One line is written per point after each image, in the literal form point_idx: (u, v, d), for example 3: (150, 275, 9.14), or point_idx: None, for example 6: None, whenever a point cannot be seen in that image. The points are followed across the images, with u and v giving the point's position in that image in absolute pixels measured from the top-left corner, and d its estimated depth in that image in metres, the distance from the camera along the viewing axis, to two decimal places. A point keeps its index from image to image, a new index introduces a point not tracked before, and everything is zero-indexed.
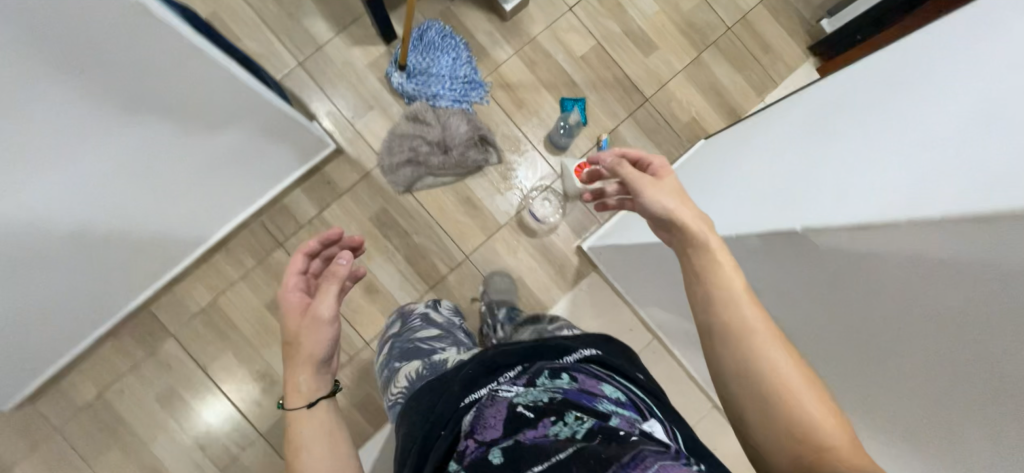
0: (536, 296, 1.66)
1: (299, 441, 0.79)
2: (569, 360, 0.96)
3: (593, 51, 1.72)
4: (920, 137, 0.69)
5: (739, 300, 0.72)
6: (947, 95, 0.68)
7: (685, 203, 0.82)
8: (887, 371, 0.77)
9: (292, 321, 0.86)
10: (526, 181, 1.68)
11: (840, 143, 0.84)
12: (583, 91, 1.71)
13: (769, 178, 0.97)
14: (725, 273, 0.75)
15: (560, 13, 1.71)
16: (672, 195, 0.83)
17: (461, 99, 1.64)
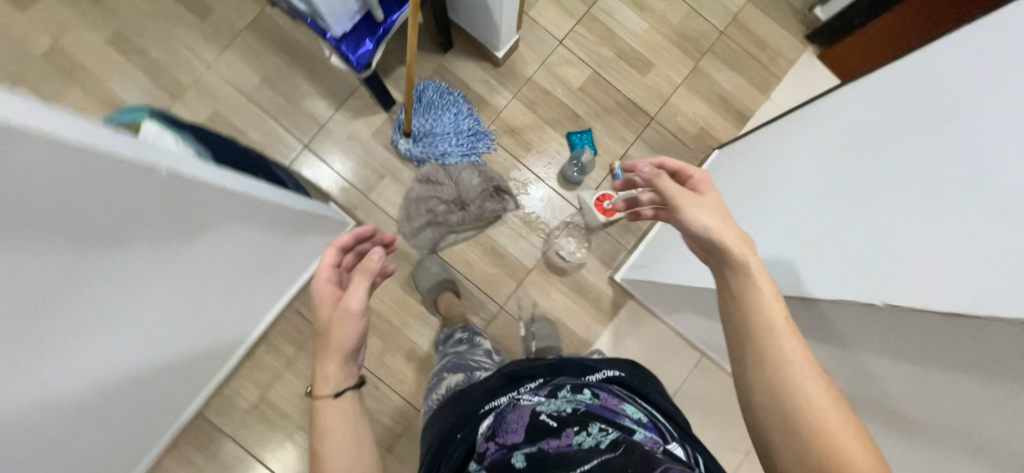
0: (577, 334, 1.64)
1: (328, 444, 0.70)
2: (593, 378, 0.90)
3: (590, 80, 1.72)
4: (956, 198, 0.68)
5: (783, 337, 0.63)
6: (982, 152, 0.67)
7: (728, 222, 0.71)
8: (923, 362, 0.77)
9: (323, 312, 0.77)
10: (547, 221, 1.68)
11: (872, 186, 0.83)
12: (588, 121, 1.71)
13: (804, 216, 0.97)
14: (767, 305, 0.65)
15: (551, 49, 1.72)
16: (716, 213, 0.72)
17: (470, 152, 1.65)
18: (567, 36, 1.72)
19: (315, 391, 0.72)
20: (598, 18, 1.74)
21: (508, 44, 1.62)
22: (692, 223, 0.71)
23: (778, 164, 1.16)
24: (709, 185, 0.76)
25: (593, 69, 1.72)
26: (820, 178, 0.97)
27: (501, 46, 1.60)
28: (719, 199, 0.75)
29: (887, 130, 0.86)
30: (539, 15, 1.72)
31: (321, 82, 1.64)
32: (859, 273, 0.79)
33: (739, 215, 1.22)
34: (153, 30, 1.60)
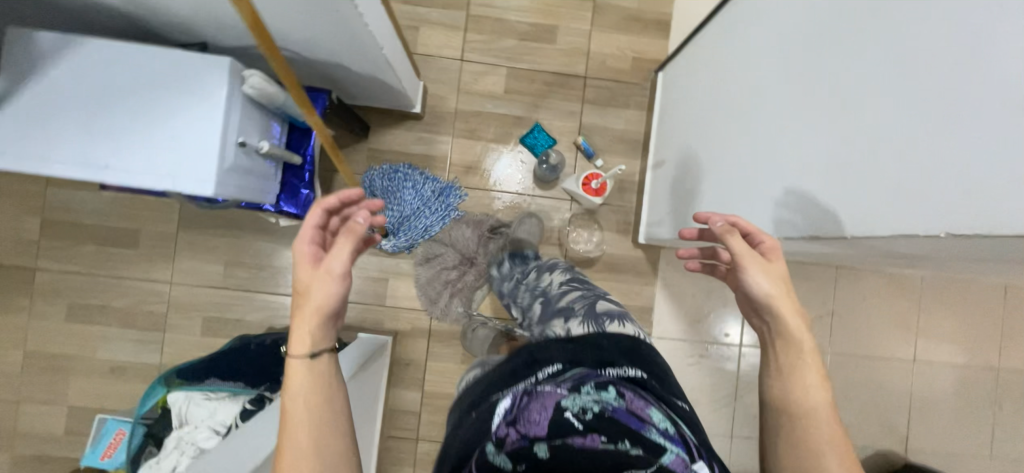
0: (636, 305, 1.66)
1: (301, 407, 0.73)
2: (610, 374, 0.78)
3: (510, 78, 1.65)
4: (916, 132, 0.65)
5: (817, 417, 0.73)
6: (950, 79, 0.61)
7: (790, 295, 0.80)
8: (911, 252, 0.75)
9: (304, 273, 0.79)
10: (551, 226, 1.66)
11: (846, 114, 0.79)
12: (531, 116, 1.65)
13: (788, 142, 0.93)
14: (810, 385, 0.75)
15: (457, 72, 1.64)
16: (778, 281, 0.80)
17: (448, 211, 1.56)
18: (464, 51, 1.64)
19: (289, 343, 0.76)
20: (481, 15, 1.65)
21: (417, 94, 1.55)
22: (758, 287, 0.80)
23: (751, 79, 1.08)
24: (773, 251, 0.83)
25: (506, 66, 1.65)
26: (799, 101, 0.91)
27: (413, 101, 1.53)
28: (783, 265, 0.83)
29: (862, 41, 0.77)
30: (427, 47, 1.64)
31: (277, 233, 1.59)
32: (834, 209, 0.80)
33: (724, 139, 1.19)
34: (104, 284, 1.56)
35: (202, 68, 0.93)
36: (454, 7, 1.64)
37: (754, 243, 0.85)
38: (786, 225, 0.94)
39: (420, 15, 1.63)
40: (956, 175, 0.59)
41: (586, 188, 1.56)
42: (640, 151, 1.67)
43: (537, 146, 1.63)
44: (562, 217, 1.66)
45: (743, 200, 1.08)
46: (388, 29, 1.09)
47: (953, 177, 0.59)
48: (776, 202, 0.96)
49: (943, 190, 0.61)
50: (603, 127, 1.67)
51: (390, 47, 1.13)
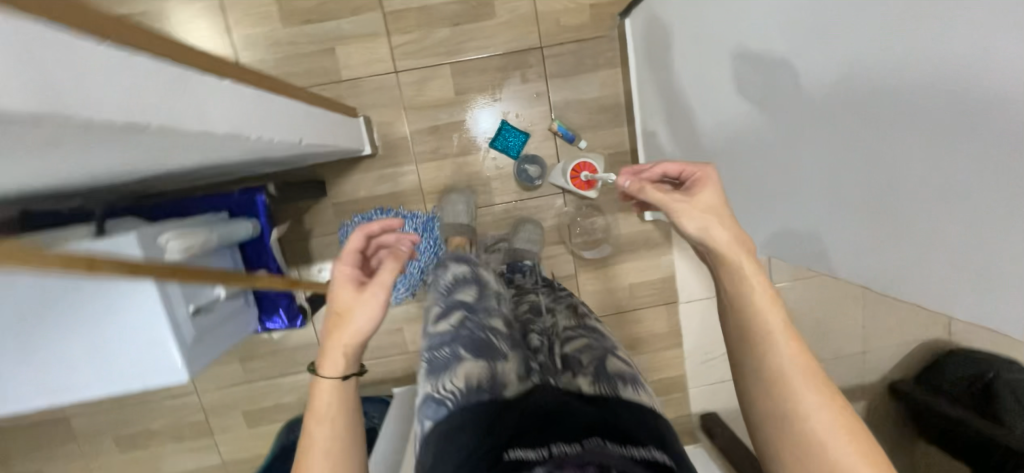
0: (658, 278, 1.59)
1: (328, 448, 0.64)
2: (629, 457, 0.55)
3: (457, 76, 1.41)
4: (924, 200, 0.60)
5: (779, 342, 0.59)
6: (960, 163, 0.54)
7: (728, 225, 0.65)
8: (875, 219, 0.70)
9: (343, 294, 0.69)
10: (551, 223, 1.52)
11: (846, 142, 0.70)
12: (494, 113, 1.44)
13: (792, 145, 0.84)
14: (762, 310, 0.61)
15: (396, 88, 1.41)
16: (704, 213, 0.65)
17: (435, 242, 1.46)
18: (395, 61, 1.39)
19: (318, 362, 0.67)
20: (399, 10, 1.37)
21: (359, 136, 1.34)
22: (687, 235, 0.66)
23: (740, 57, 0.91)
24: (709, 180, 0.68)
25: (448, 63, 1.40)
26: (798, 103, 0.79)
27: (358, 145, 1.33)
28: (717, 192, 0.67)
29: (839, 61, 0.67)
30: (352, 69, 1.39)
31: (274, 334, 1.53)
32: (846, 233, 0.78)
33: (723, 112, 1.04)
34: (136, 410, 1.56)
35: (122, 294, 0.80)
36: (365, 9, 1.36)
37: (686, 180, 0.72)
38: (802, 227, 0.91)
39: (330, 33, 1.36)
40: (960, 263, 0.58)
41: (577, 182, 1.41)
42: (625, 115, 1.46)
43: (510, 148, 1.45)
44: (559, 214, 1.52)
45: (716, 74, 1.03)
46: (293, 114, 0.89)
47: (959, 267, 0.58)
48: (737, 67, 0.94)
49: (947, 271, 0.60)
50: (578, 101, 1.44)
51: (305, 130, 0.93)
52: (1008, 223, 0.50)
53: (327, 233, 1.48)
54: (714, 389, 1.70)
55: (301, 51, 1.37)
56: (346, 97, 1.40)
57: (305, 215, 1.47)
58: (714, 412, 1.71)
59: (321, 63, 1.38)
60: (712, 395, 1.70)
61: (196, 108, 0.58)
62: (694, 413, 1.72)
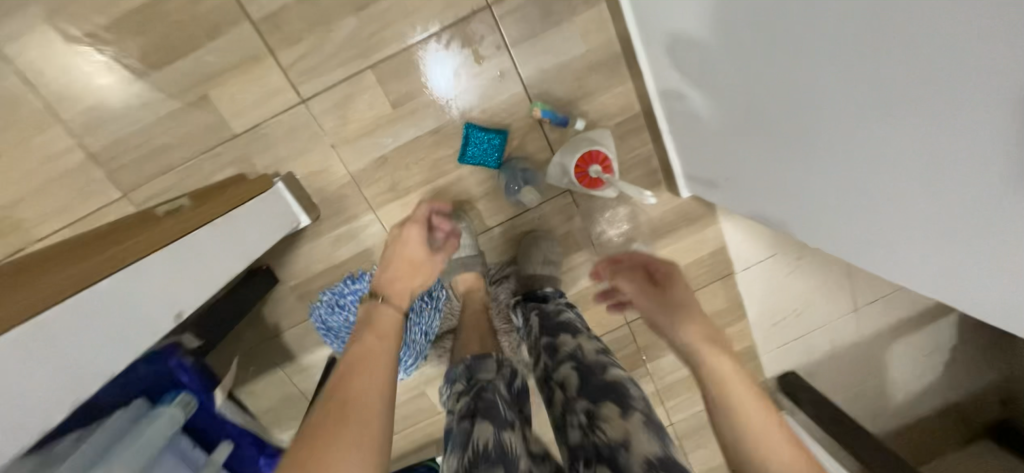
0: (707, 254, 1.29)
1: (356, 394, 0.63)
2: None
3: (387, 81, 1.02)
4: (902, 208, 0.54)
5: (774, 447, 0.60)
6: (938, 178, 0.47)
7: (689, 321, 0.74)
8: (845, 204, 0.64)
9: (408, 249, 0.96)
10: (564, 231, 1.19)
11: (812, 143, 0.62)
12: (452, 117, 1.06)
13: (751, 125, 0.74)
14: (750, 413, 0.62)
15: (312, 122, 1.02)
16: (666, 309, 0.77)
17: (431, 295, 1.19)
18: (298, 86, 1.00)
19: (386, 295, 0.87)
20: (276, 12, 0.95)
21: (283, 212, 1.01)
22: (654, 322, 0.79)
23: (687, 35, 0.77)
24: (672, 274, 0.83)
25: (368, 66, 1.00)
26: (755, 94, 0.68)
27: (285, 225, 1.01)
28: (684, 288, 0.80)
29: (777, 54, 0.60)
30: (245, 115, 1.00)
31: None
32: (816, 218, 0.73)
33: (679, 91, 0.91)
34: None
35: None
36: (229, 25, 0.95)
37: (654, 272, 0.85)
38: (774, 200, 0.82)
39: (196, 73, 0.97)
40: (953, 271, 0.54)
41: (585, 180, 1.05)
42: (626, 66, 1.06)
43: (487, 159, 1.09)
44: (570, 217, 1.18)
45: (654, 43, 0.91)
46: (244, 228, 0.90)
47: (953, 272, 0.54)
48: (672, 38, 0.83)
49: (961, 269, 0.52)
50: (557, 66, 1.05)
51: (259, 235, 0.94)
52: (999, 249, 0.46)
53: (298, 322, 1.19)
54: (788, 348, 1.48)
55: (167, 112, 0.99)
56: (253, 154, 1.03)
57: (264, 310, 1.17)
58: (792, 371, 1.51)
59: (199, 118, 0.99)
60: (788, 355, 1.49)
61: (143, 299, 0.66)
62: (770, 378, 1.52)
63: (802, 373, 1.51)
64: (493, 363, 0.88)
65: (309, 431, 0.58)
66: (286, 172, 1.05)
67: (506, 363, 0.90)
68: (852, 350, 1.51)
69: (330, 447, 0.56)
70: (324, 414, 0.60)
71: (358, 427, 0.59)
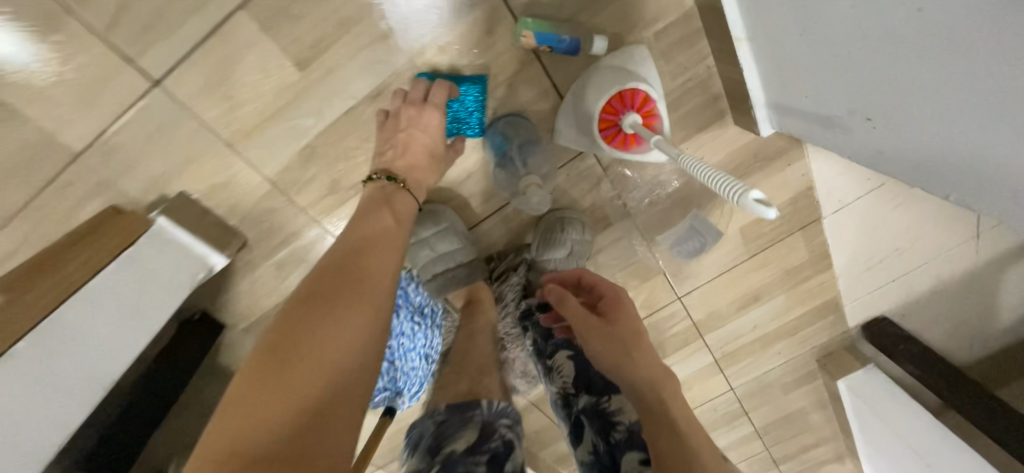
0: (789, 200, 0.93)
1: (360, 284, 0.53)
2: None
3: (278, 25, 0.62)
4: (896, 93, 0.49)
5: None
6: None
7: (643, 364, 0.56)
8: (901, 104, 0.50)
9: (421, 137, 0.66)
10: (591, 201, 0.85)
11: (806, 37, 0.57)
12: (399, 65, 0.67)
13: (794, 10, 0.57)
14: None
15: (183, 114, 0.66)
16: (618, 344, 0.58)
17: (423, 313, 0.90)
18: (140, 60, 0.62)
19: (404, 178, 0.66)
20: None
21: (176, 271, 0.68)
22: (600, 362, 0.59)
23: None
24: (619, 302, 0.64)
25: (239, 5, 0.60)
26: None
27: (179, 291, 0.68)
28: (636, 319, 0.61)
29: None
30: (82, 118, 0.64)
31: None
32: (878, 134, 0.56)
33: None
34: None
35: None
36: None
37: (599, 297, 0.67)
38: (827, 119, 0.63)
39: None
40: (940, 157, 0.50)
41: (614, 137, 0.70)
42: None
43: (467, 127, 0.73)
44: (597, 185, 0.83)
45: None
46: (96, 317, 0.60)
47: (944, 156, 0.49)
48: None
49: None
50: None
51: (124, 322, 0.63)
52: None
53: None
54: (884, 290, 1.05)
55: None
56: (118, 176, 0.69)
57: (219, 360, 0.92)
58: (882, 318, 1.09)
59: (10, 137, 0.63)
60: (881, 298, 1.07)
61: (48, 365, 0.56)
62: (852, 329, 1.13)
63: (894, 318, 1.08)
64: (478, 435, 0.57)
65: (297, 317, 0.49)
66: (176, 194, 0.71)
67: (503, 424, 0.60)
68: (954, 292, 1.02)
69: (320, 342, 0.47)
70: (314, 302, 0.50)
71: (350, 323, 0.50)
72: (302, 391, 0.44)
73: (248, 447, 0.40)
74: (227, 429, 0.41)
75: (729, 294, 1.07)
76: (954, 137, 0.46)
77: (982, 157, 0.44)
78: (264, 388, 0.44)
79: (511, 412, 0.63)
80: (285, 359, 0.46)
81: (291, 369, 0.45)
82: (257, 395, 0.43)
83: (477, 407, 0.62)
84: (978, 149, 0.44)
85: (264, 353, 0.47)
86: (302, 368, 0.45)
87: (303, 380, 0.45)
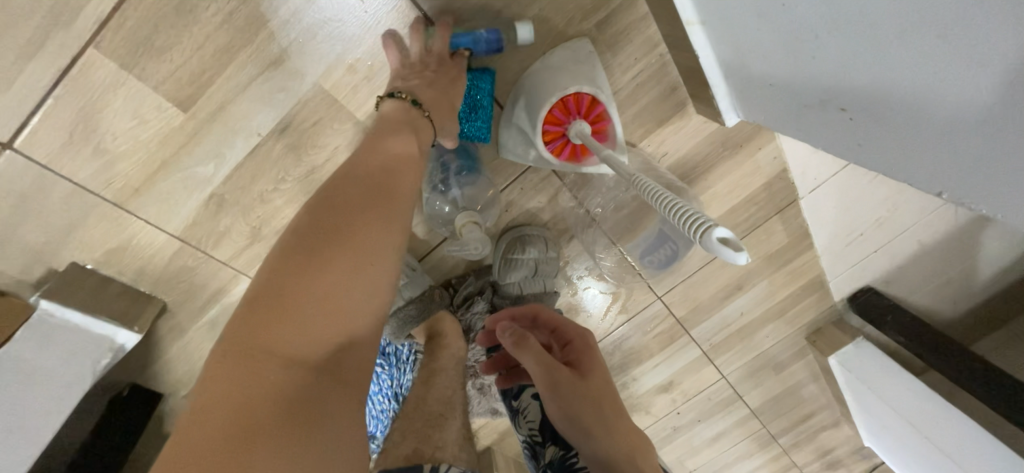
0: (766, 185, 0.85)
1: (392, 198, 0.45)
2: None
3: (144, 62, 0.52)
4: (865, 49, 0.41)
5: None
6: None
7: (624, 426, 0.52)
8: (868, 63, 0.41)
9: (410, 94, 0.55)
10: (548, 210, 0.76)
11: (756, 10, 0.50)
12: (301, 89, 0.57)
13: None
14: None
15: (50, 177, 0.55)
16: (594, 413, 0.52)
17: (384, 353, 0.82)
18: None
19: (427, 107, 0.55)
20: None
21: (67, 365, 0.58)
22: (569, 428, 0.52)
23: None
24: (591, 349, 0.59)
25: (87, 43, 0.50)
26: None
27: (68, 391, 0.58)
28: (608, 375, 0.57)
29: None
30: None
31: None
32: (848, 114, 0.47)
33: None
34: None
35: None
36: None
37: (562, 336, 0.62)
38: (792, 105, 0.54)
39: None
40: (915, 122, 0.40)
41: (557, 149, 0.64)
42: None
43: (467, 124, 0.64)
44: (555, 195, 0.75)
45: None
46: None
47: (922, 119, 0.39)
48: None
49: None
50: None
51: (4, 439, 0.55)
52: None
53: None
54: (869, 261, 0.93)
55: None
56: None
57: (163, 429, 0.78)
58: (866, 289, 0.97)
59: None
60: (866, 270, 0.95)
61: None
62: (838, 303, 1.01)
63: (879, 287, 0.96)
64: None
65: (327, 225, 0.41)
66: (66, 266, 0.61)
67: None
68: (940, 255, 0.89)
69: (358, 258, 0.40)
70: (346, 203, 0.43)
71: (389, 245, 0.43)
72: (341, 311, 0.39)
73: (284, 352, 0.36)
74: (252, 330, 0.37)
75: (720, 286, 0.98)
76: (937, 92, 0.36)
77: (965, 106, 0.35)
78: (294, 303, 0.38)
79: None
80: (317, 258, 0.39)
81: (324, 281, 0.38)
82: (287, 306, 0.37)
83: None
84: (964, 94, 0.34)
85: (289, 254, 0.40)
86: (341, 287, 0.39)
87: (342, 299, 0.39)
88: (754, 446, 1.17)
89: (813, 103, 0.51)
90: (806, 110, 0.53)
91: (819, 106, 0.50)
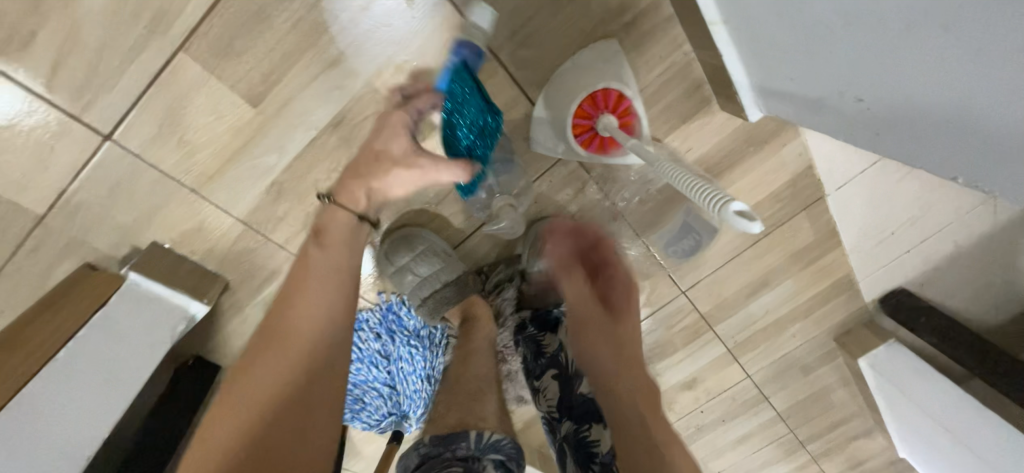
0: (791, 182, 0.86)
1: (294, 328, 0.53)
2: None
3: (224, 63, 0.59)
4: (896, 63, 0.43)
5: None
6: None
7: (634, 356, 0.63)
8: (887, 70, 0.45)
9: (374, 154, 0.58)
10: (576, 201, 0.80)
11: (778, 21, 0.53)
12: (354, 87, 0.64)
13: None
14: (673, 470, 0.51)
15: (141, 166, 0.63)
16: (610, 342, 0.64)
17: (419, 335, 0.87)
18: (89, 116, 0.59)
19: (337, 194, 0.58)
20: None
21: (150, 327, 0.67)
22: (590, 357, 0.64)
23: None
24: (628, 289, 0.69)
25: (179, 47, 0.57)
26: None
27: (154, 349, 0.67)
28: (638, 322, 0.67)
29: None
30: (38, 184, 0.62)
31: None
32: (868, 113, 0.51)
33: None
34: None
35: None
36: None
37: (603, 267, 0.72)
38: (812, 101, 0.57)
39: None
40: (931, 124, 0.44)
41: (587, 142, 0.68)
42: None
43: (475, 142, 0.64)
44: (582, 189, 0.79)
45: None
46: (68, 385, 0.60)
47: (950, 124, 0.42)
48: None
49: None
50: None
51: (101, 388, 0.62)
52: None
53: None
54: (901, 261, 0.92)
55: None
56: (85, 233, 0.66)
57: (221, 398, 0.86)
58: (899, 290, 0.96)
59: None
60: (899, 270, 0.94)
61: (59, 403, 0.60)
62: (869, 303, 1.00)
63: (912, 289, 0.95)
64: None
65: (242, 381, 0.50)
66: (149, 245, 0.69)
67: (494, 461, 0.53)
68: (977, 256, 0.88)
69: (258, 389, 0.49)
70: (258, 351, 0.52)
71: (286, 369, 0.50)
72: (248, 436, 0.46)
73: None
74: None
75: (744, 283, 0.99)
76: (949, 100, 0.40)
77: (990, 119, 0.38)
78: (214, 441, 0.46)
79: (505, 448, 0.55)
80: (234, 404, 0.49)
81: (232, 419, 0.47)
82: (206, 450, 0.46)
83: (463, 439, 0.54)
84: (991, 109, 0.37)
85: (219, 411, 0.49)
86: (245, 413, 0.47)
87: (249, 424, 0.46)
88: (781, 450, 1.16)
89: (834, 102, 0.54)
90: (827, 107, 0.56)
91: (840, 105, 0.54)
